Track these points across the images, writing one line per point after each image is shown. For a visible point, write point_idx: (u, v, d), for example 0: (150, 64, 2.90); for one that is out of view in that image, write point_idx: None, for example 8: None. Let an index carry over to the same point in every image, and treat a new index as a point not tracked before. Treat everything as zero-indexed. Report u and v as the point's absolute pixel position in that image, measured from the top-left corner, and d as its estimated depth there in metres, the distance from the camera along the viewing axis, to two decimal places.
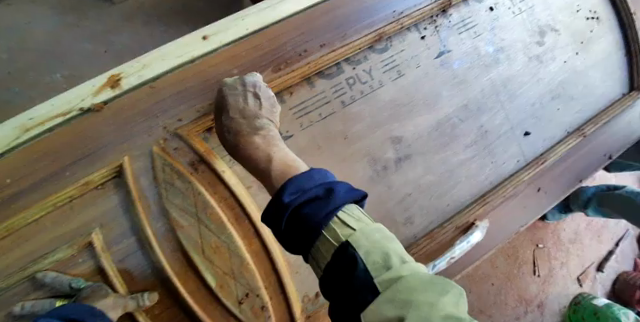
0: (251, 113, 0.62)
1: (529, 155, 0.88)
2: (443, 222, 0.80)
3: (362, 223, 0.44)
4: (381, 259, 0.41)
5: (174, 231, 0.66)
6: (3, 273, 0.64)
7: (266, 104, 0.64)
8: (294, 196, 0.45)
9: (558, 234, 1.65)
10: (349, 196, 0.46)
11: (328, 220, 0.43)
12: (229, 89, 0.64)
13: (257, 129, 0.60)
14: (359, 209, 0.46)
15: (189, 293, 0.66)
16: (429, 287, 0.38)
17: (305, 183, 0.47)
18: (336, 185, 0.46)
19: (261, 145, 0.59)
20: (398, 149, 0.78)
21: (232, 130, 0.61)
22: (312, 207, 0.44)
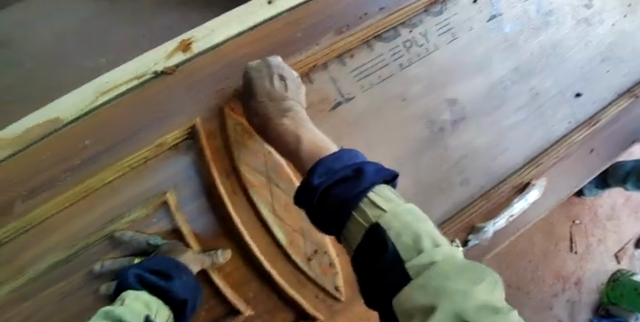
0: (279, 94, 0.66)
1: (580, 118, 0.88)
2: (498, 182, 0.80)
3: (393, 204, 0.39)
4: (412, 240, 0.35)
5: (246, 189, 0.69)
6: (83, 233, 0.67)
7: (291, 86, 0.67)
8: (323, 178, 0.43)
9: (594, 210, 1.63)
10: (379, 175, 0.42)
11: (360, 200, 0.40)
12: (257, 69, 0.66)
13: (285, 112, 0.66)
14: (392, 190, 0.42)
15: (260, 250, 0.70)
16: (464, 274, 0.31)
17: (334, 164, 0.44)
18: (364, 165, 0.43)
19: (289, 127, 0.64)
20: (453, 111, 0.78)
21: (262, 111, 0.65)
22: (342, 189, 0.41)
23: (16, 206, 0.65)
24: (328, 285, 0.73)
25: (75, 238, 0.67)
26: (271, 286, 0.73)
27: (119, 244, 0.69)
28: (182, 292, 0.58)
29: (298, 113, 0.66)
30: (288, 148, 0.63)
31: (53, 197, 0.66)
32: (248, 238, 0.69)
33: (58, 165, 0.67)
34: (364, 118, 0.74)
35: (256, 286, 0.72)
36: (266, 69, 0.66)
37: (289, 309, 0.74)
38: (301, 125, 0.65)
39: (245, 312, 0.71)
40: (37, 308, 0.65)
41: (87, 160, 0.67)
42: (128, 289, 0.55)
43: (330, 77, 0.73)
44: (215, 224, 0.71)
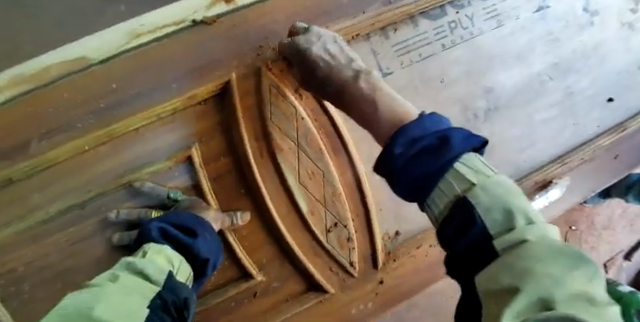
0: (340, 60, 0.61)
1: (609, 122, 0.88)
2: (521, 177, 0.82)
3: (481, 176, 0.36)
4: (503, 216, 0.33)
5: (273, 154, 0.68)
6: (102, 179, 0.65)
7: (348, 53, 0.63)
8: (404, 148, 0.42)
9: (592, 218, 1.51)
10: (466, 144, 0.40)
11: (446, 172, 0.38)
12: (306, 38, 0.63)
13: (355, 73, 0.59)
14: (480, 159, 0.39)
15: (280, 217, 0.69)
16: (558, 256, 0.29)
17: (415, 132, 0.43)
18: (448, 134, 0.41)
19: (366, 88, 0.56)
20: (489, 99, 0.79)
21: (330, 78, 0.60)
22: (424, 160, 0.39)
23: (31, 147, 0.62)
24: (343, 260, 0.73)
25: (92, 184, 0.65)
26: (286, 254, 0.71)
27: (138, 194, 0.67)
28: (205, 251, 0.56)
29: (371, 73, 0.59)
30: (361, 114, 0.55)
31: (71, 140, 0.63)
32: (270, 203, 0.68)
33: (78, 107, 0.64)
34: (400, 95, 0.73)
35: (271, 253, 0.71)
36: (315, 39, 0.63)
37: (301, 279, 0.73)
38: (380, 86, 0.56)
39: (257, 277, 0.69)
40: (43, 253, 0.64)
41: (112, 105, 0.65)
42: (150, 243, 0.53)
43: (372, 48, 0.72)
44: (238, 184, 0.70)
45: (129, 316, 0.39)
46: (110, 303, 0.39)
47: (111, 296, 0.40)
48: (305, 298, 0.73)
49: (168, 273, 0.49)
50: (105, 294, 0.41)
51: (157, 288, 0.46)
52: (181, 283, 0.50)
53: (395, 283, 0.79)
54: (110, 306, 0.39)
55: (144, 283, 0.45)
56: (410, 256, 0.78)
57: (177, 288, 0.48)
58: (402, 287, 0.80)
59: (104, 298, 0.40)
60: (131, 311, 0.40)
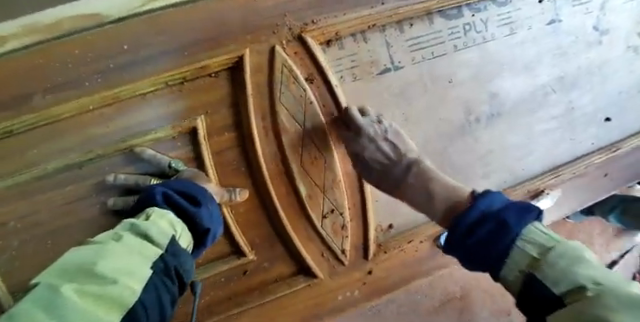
0: (393, 156, 0.70)
1: (604, 141, 0.91)
2: (515, 185, 0.84)
3: (543, 251, 0.41)
4: (570, 283, 0.36)
5: (279, 135, 0.69)
6: (104, 140, 0.65)
7: (398, 143, 0.71)
8: (469, 230, 0.50)
9: (572, 235, 1.54)
10: (522, 221, 0.45)
11: (508, 251, 0.44)
12: (357, 133, 0.69)
13: (408, 169, 0.68)
14: (541, 230, 0.44)
15: (278, 197, 0.70)
16: (626, 306, 0.31)
17: (473, 216, 0.51)
18: (505, 214, 0.48)
19: (417, 184, 0.66)
20: (493, 105, 0.81)
21: (386, 171, 0.70)
22: (487, 240, 0.46)
23: (34, 100, 0.61)
24: (336, 247, 0.74)
25: (92, 144, 0.64)
26: (280, 235, 0.72)
27: (138, 160, 0.67)
28: (206, 222, 0.56)
29: (422, 165, 0.68)
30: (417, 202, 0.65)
31: (76, 97, 0.62)
32: (270, 183, 0.69)
33: (86, 65, 0.63)
34: (407, 90, 0.75)
35: (265, 232, 0.71)
36: (364, 137, 0.69)
37: (292, 262, 0.74)
38: (430, 174, 0.66)
39: (249, 256, 0.70)
40: (36, 210, 0.64)
41: (122, 66, 0.64)
42: (153, 207, 0.52)
43: (386, 40, 0.73)
44: (239, 161, 0.70)
45: (133, 275, 0.41)
46: (114, 261, 0.40)
47: (115, 255, 0.41)
48: (294, 281, 0.73)
49: (171, 237, 0.49)
50: (109, 251, 0.42)
51: (159, 251, 0.46)
52: (183, 249, 0.50)
53: (382, 274, 0.81)
54: (114, 264, 0.40)
55: (148, 245, 0.46)
56: (400, 250, 0.80)
57: (179, 253, 0.49)
58: (389, 280, 0.81)
59: (108, 256, 0.41)
60: (135, 270, 0.41)
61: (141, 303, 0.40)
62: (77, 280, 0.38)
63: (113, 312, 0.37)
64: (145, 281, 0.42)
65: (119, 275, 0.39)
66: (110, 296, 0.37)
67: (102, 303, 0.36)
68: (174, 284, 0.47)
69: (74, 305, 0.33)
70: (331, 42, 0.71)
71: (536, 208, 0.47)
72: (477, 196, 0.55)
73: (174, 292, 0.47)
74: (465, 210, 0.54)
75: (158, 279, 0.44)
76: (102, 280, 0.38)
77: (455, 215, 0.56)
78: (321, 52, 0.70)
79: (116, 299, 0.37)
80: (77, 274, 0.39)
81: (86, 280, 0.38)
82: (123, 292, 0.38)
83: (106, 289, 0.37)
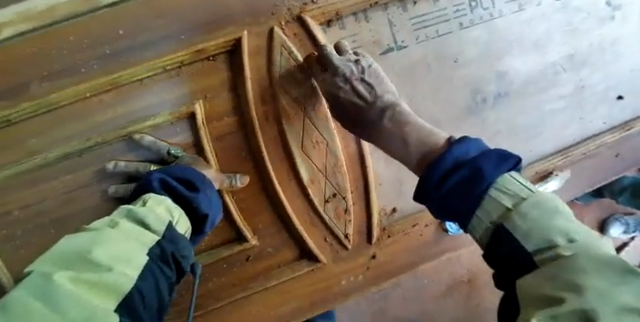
0: (369, 97, 0.64)
1: (616, 120, 0.88)
2: (523, 166, 0.82)
3: (516, 201, 0.42)
4: (542, 237, 0.37)
5: (279, 118, 0.67)
6: (103, 128, 0.64)
7: (376, 85, 0.65)
8: (441, 179, 0.49)
9: (582, 217, 1.52)
10: (496, 170, 0.46)
11: (482, 199, 0.45)
12: (333, 74, 0.63)
13: (383, 112, 0.63)
14: (516, 179, 0.45)
15: (279, 182, 0.69)
16: (600, 269, 0.32)
17: (445, 164, 0.50)
18: (481, 161, 0.47)
19: (393, 127, 0.62)
20: (500, 84, 0.79)
21: (361, 115, 0.65)
22: (461, 189, 0.47)
23: (31, 88, 0.60)
24: (339, 232, 0.73)
25: (91, 132, 0.64)
26: (283, 221, 0.71)
27: (137, 148, 0.66)
28: (204, 207, 0.55)
29: (398, 108, 0.64)
30: (393, 147, 0.61)
31: (73, 85, 0.62)
32: (271, 167, 0.68)
33: (81, 52, 0.61)
34: (411, 71, 0.73)
35: (268, 218, 0.70)
36: (339, 79, 0.63)
37: (295, 247, 0.73)
38: (408, 120, 0.62)
39: (251, 241, 0.69)
40: (38, 199, 0.64)
41: (119, 52, 0.63)
42: (150, 193, 0.52)
43: (389, 20, 0.71)
44: (240, 146, 0.69)
45: (129, 262, 0.40)
46: (110, 249, 0.40)
47: (110, 241, 0.41)
48: (298, 266, 0.73)
49: (168, 224, 0.49)
50: (104, 238, 0.41)
51: (156, 237, 0.46)
52: (180, 235, 0.50)
53: (387, 260, 0.79)
54: (109, 252, 0.39)
55: (144, 231, 0.45)
56: (405, 234, 0.78)
57: (176, 240, 0.48)
58: (393, 265, 0.80)
59: (103, 243, 0.40)
60: (131, 257, 0.41)
61: (138, 289, 0.39)
62: (72, 268, 0.37)
63: (109, 300, 0.36)
64: (142, 267, 0.42)
65: (114, 263, 0.38)
66: (105, 284, 0.36)
67: (97, 291, 0.36)
68: (171, 271, 0.47)
69: (67, 293, 0.33)
70: (331, 23, 0.69)
71: (513, 156, 0.47)
72: (452, 142, 0.52)
73: (172, 278, 0.47)
74: (437, 157, 0.52)
75: (155, 265, 0.44)
76: (97, 268, 0.37)
77: (429, 161, 0.54)
78: (321, 33, 0.68)
79: (112, 286, 0.37)
80: (72, 262, 0.38)
81: (81, 267, 0.37)
82: (119, 279, 0.38)
83: (101, 276, 0.36)
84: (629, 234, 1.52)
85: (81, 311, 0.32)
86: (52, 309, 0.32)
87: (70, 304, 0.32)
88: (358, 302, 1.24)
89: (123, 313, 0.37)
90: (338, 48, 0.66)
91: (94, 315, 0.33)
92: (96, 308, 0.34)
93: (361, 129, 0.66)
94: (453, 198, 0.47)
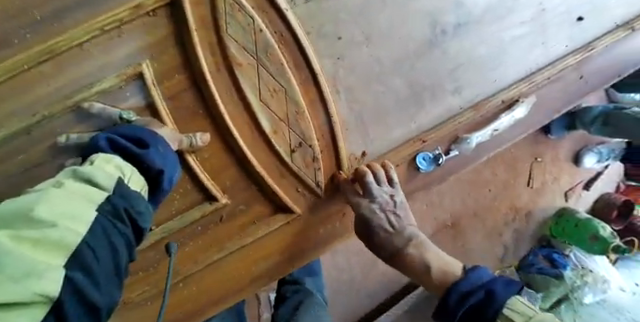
0: (398, 227, 0.79)
1: (578, 42, 0.88)
2: (490, 96, 0.82)
3: (525, 317, 0.62)
4: None
5: (232, 69, 0.65)
6: (46, 100, 0.59)
7: (403, 216, 0.79)
8: (458, 301, 0.68)
9: (557, 150, 1.55)
10: (506, 292, 0.66)
11: (498, 316, 0.63)
12: (370, 202, 0.75)
13: (408, 242, 0.79)
14: (521, 301, 0.65)
15: (241, 136, 0.67)
16: None
17: (464, 286, 0.69)
18: (491, 285, 0.67)
19: (415, 254, 0.78)
20: (458, 15, 0.78)
21: (389, 243, 0.78)
22: (477, 309, 0.65)
23: None
24: (310, 180, 0.73)
25: (35, 107, 0.59)
26: (251, 176, 0.70)
27: (89, 117, 0.62)
28: (158, 162, 0.54)
29: (419, 238, 0.80)
30: (417, 273, 0.77)
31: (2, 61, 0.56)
32: (231, 122, 0.66)
33: (9, 20, 0.56)
34: (364, 8, 0.72)
35: (235, 175, 0.69)
36: (376, 206, 0.75)
37: (268, 201, 0.72)
38: (425, 249, 0.79)
39: (221, 200, 0.68)
40: None
41: (51, 17, 0.58)
42: (99, 153, 0.49)
43: None
44: (196, 104, 0.66)
45: (76, 218, 0.38)
46: (53, 205, 0.38)
47: (55, 198, 0.39)
48: (273, 219, 0.72)
49: (118, 179, 0.47)
50: (48, 195, 0.39)
51: (106, 193, 0.44)
52: (134, 192, 0.48)
53: None
54: (54, 208, 0.37)
55: (92, 189, 0.43)
56: None
57: (128, 196, 0.46)
58: None
59: (46, 200, 0.38)
60: (78, 213, 0.39)
61: (88, 244, 0.38)
62: (14, 228, 0.36)
63: (55, 255, 0.35)
64: (91, 222, 0.40)
65: (59, 218, 0.37)
66: (49, 240, 0.35)
67: (41, 247, 0.35)
68: (127, 227, 0.45)
69: (4, 250, 0.33)
70: None
71: (515, 283, 0.68)
72: (467, 270, 0.73)
73: (129, 235, 0.45)
74: (454, 281, 0.72)
75: (107, 220, 0.42)
76: (40, 224, 0.36)
77: (445, 289, 0.72)
78: None
79: (56, 242, 0.35)
80: (15, 222, 0.37)
81: (22, 226, 0.36)
82: (64, 235, 0.36)
83: (43, 233, 0.35)
84: (602, 163, 1.57)
85: (21, 266, 0.32)
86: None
87: (9, 260, 0.32)
88: (346, 258, 1.27)
89: (72, 267, 0.36)
90: (374, 174, 0.74)
91: (36, 270, 0.33)
92: (38, 263, 0.33)
93: (385, 253, 0.79)
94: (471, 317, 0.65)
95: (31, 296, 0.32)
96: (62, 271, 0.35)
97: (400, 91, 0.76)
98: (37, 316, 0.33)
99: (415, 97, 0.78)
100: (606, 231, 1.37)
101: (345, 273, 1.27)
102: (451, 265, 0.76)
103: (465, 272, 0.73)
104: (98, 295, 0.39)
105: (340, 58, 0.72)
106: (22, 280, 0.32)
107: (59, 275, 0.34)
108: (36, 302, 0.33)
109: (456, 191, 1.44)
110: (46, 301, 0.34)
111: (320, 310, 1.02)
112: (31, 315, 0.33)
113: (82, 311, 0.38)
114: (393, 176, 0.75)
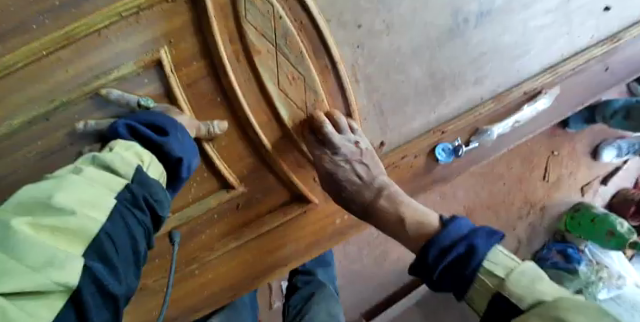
0: (365, 177, 0.69)
1: (605, 32, 0.85)
2: (511, 87, 0.79)
3: (506, 269, 0.48)
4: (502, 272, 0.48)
5: (251, 57, 0.64)
6: (65, 87, 0.59)
7: (371, 166, 0.70)
8: (437, 258, 0.53)
9: (575, 144, 1.51)
10: (487, 242, 0.51)
11: (476, 274, 0.49)
12: (334, 153, 0.68)
13: (379, 192, 0.68)
14: (501, 250, 0.50)
15: (259, 124, 0.67)
16: (574, 310, 0.40)
17: (444, 240, 0.54)
18: (472, 237, 0.52)
19: (389, 207, 0.66)
20: (482, 3, 0.75)
21: (358, 195, 0.68)
22: (460, 265, 0.50)
23: None
24: None
25: (54, 93, 0.59)
26: (267, 164, 0.69)
27: (107, 104, 0.61)
28: (177, 150, 0.53)
29: (393, 189, 0.68)
30: (398, 231, 0.63)
31: (20, 46, 0.56)
32: (249, 111, 0.65)
33: (30, 5, 0.56)
34: None
35: (251, 164, 0.69)
36: (339, 158, 0.68)
37: (285, 190, 0.72)
38: (402, 201, 0.66)
39: (238, 189, 0.68)
40: (9, 171, 0.59)
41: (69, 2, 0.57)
42: (117, 140, 0.49)
43: None
44: (213, 92, 0.65)
45: (95, 206, 0.38)
46: (72, 192, 0.38)
47: (74, 185, 0.38)
48: (289, 208, 0.72)
49: (137, 167, 0.46)
50: (67, 182, 0.38)
51: (125, 182, 0.44)
52: (153, 180, 0.48)
53: None
54: (73, 195, 0.37)
55: (110, 176, 0.43)
56: (395, 167, 0.76)
57: (147, 183, 0.46)
58: None
59: (66, 187, 0.38)
60: (97, 201, 0.39)
61: (107, 233, 0.38)
62: (33, 214, 0.35)
63: (74, 244, 0.36)
64: (110, 210, 0.40)
65: (78, 206, 0.37)
66: (68, 228, 0.35)
67: (61, 235, 0.35)
68: (145, 215, 0.45)
69: (25, 239, 0.32)
70: None
71: (498, 231, 0.53)
72: (445, 221, 0.58)
73: (147, 223, 0.45)
74: (433, 235, 0.57)
75: (126, 208, 0.42)
76: (59, 212, 0.36)
77: (422, 244, 0.58)
78: None
79: (75, 230, 0.36)
80: (33, 208, 0.36)
81: (41, 213, 0.35)
82: (83, 224, 0.36)
83: (63, 222, 0.35)
84: (621, 158, 1.52)
85: (40, 255, 0.32)
86: (12, 258, 0.31)
87: (30, 249, 0.32)
88: (358, 249, 1.27)
89: (92, 256, 0.37)
90: (334, 123, 0.69)
91: (57, 259, 0.33)
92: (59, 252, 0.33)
93: (357, 206, 0.68)
94: (448, 276, 0.51)
95: (51, 284, 0.32)
96: (83, 260, 0.35)
97: (419, 81, 0.75)
98: (58, 305, 0.33)
99: (435, 87, 0.76)
100: (623, 227, 1.34)
101: (356, 264, 1.27)
102: (427, 215, 0.62)
103: (444, 224, 0.57)
104: (118, 285, 0.38)
105: (359, 46, 0.70)
106: (43, 269, 0.32)
107: (79, 263, 0.34)
108: (55, 291, 0.32)
109: (470, 183, 1.42)
110: (65, 290, 0.33)
111: (332, 302, 1.01)
112: (52, 304, 0.33)
113: (102, 302, 0.37)
114: (354, 125, 0.70)
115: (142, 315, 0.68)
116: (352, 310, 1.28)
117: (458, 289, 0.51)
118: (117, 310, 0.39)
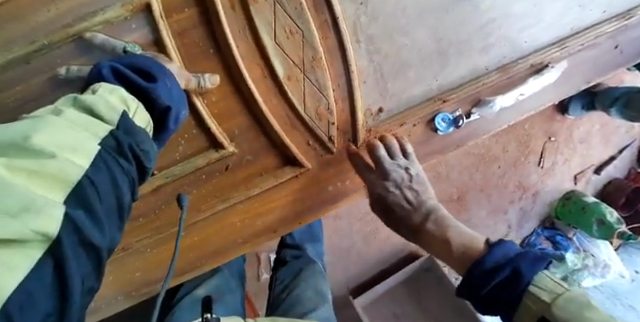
0: (415, 202, 0.70)
1: (617, 8, 0.82)
2: (517, 59, 0.77)
3: (553, 295, 0.47)
4: (549, 298, 0.47)
5: (247, 6, 0.61)
6: (46, 27, 0.55)
7: (420, 191, 0.71)
8: (485, 275, 0.53)
9: (571, 131, 1.50)
10: (533, 267, 0.51)
11: (521, 299, 0.49)
12: (382, 177, 0.70)
13: (427, 216, 0.68)
14: (550, 275, 0.50)
15: (253, 80, 0.64)
16: None
17: (488, 263, 0.54)
18: (520, 261, 0.51)
19: (437, 231, 0.66)
20: None
21: (406, 220, 0.69)
22: (503, 290, 0.50)
23: None
24: (321, 133, 0.70)
25: (35, 34, 0.55)
26: (261, 124, 0.66)
27: (90, 50, 0.57)
28: (164, 98, 0.50)
29: (440, 213, 0.68)
30: (442, 253, 0.64)
31: None
32: (243, 64, 0.62)
33: None
34: None
35: (244, 122, 0.65)
36: (391, 184, 0.70)
37: (276, 154, 0.69)
38: (449, 225, 0.66)
39: (228, 148, 0.65)
40: None
41: None
42: (101, 82, 0.45)
43: None
44: (205, 43, 0.61)
45: (77, 150, 0.35)
46: (53, 134, 0.34)
47: (52, 127, 0.35)
48: (280, 172, 0.69)
49: (122, 112, 0.42)
50: (44, 123, 0.35)
51: (110, 128, 0.40)
52: (139, 128, 0.44)
53: None
54: (52, 138, 0.34)
55: (94, 120, 0.39)
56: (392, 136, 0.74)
57: (133, 131, 0.42)
58: None
59: (43, 127, 0.34)
60: (79, 145, 0.35)
61: (90, 179, 0.35)
62: (7, 157, 0.32)
63: (55, 190, 0.32)
64: (94, 156, 0.36)
65: (58, 150, 0.33)
66: (47, 172, 0.32)
67: (39, 179, 0.32)
68: (131, 164, 0.41)
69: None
70: None
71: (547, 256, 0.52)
72: (491, 244, 0.58)
73: (132, 173, 0.41)
74: (479, 256, 0.56)
75: (110, 156, 0.38)
76: (37, 155, 0.32)
77: (469, 265, 0.57)
78: None
79: (56, 175, 0.32)
80: (7, 150, 0.33)
81: (16, 155, 0.32)
82: (65, 168, 0.33)
83: (42, 165, 0.32)
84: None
85: (17, 199, 0.29)
86: None
87: None
88: (348, 223, 1.26)
89: (71, 203, 0.33)
90: (386, 146, 0.70)
91: (34, 205, 0.30)
92: (37, 197, 0.30)
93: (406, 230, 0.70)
94: (493, 298, 0.51)
95: (28, 234, 0.28)
96: (63, 207, 0.32)
97: (423, 45, 0.71)
98: (35, 255, 0.29)
99: (440, 53, 0.73)
100: (613, 217, 1.32)
101: (346, 238, 1.26)
102: (474, 241, 0.61)
103: (491, 245, 0.57)
104: (100, 236, 0.35)
105: (363, 3, 0.67)
106: (20, 215, 0.29)
107: (60, 211, 0.31)
108: (32, 241, 0.29)
109: (465, 164, 1.41)
110: (45, 240, 0.30)
111: (320, 278, 0.99)
112: (28, 254, 0.29)
113: (83, 252, 0.34)
114: (407, 148, 0.71)
115: (126, 275, 0.66)
116: (339, 285, 1.27)
117: (503, 312, 0.51)
118: (100, 261, 0.36)
